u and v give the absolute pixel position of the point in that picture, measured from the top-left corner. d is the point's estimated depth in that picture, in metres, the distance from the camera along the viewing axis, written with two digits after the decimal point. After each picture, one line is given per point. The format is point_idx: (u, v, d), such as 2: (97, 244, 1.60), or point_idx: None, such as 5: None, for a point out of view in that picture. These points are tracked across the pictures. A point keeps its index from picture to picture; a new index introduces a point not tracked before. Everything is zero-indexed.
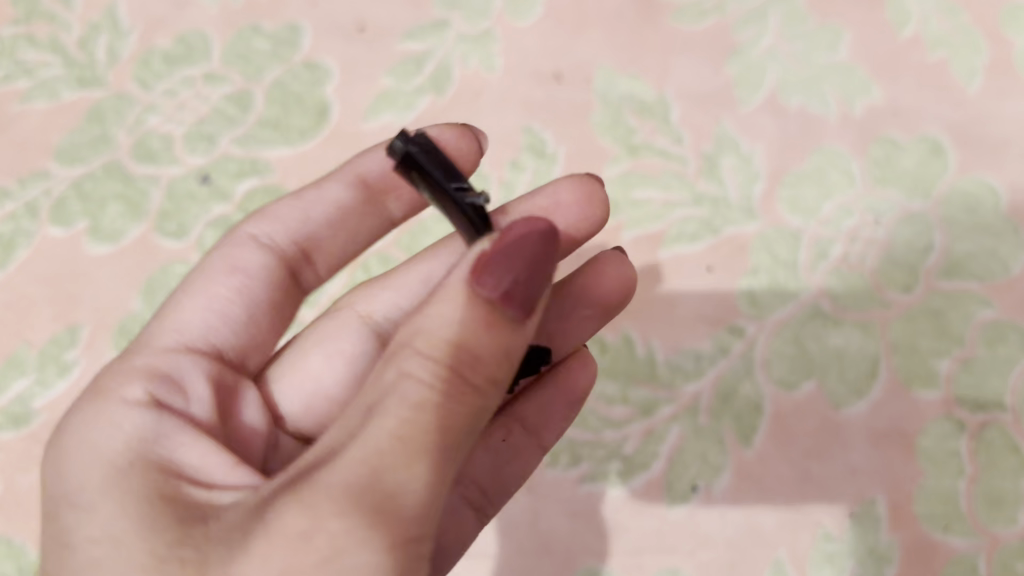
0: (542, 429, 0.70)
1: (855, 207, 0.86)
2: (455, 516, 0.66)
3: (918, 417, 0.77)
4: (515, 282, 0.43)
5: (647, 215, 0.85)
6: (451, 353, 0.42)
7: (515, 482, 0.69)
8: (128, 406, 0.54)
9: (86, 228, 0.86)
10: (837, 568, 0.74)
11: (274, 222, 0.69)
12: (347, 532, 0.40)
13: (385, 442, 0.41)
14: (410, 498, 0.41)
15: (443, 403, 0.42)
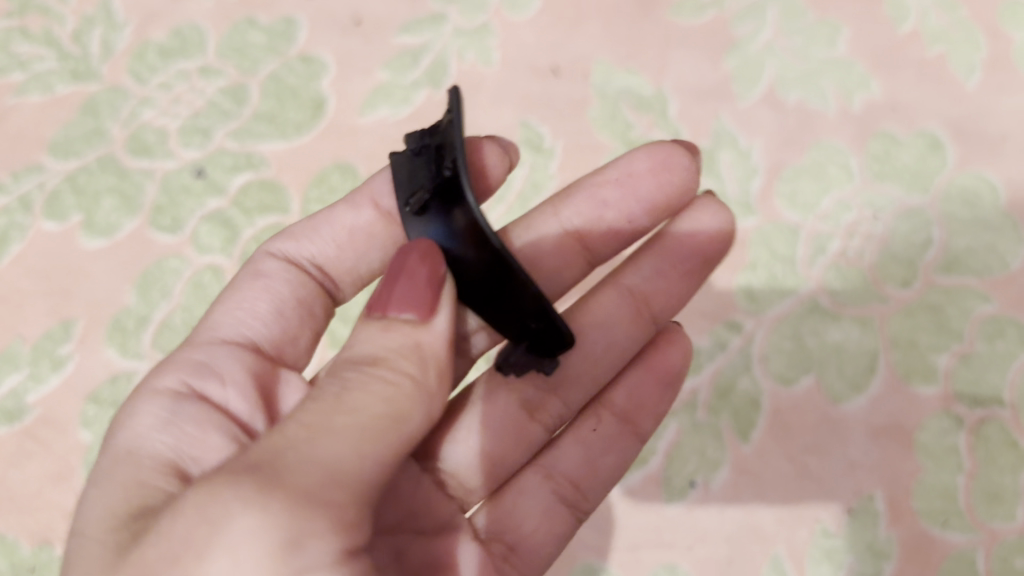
0: (636, 417, 0.69)
1: (853, 202, 0.85)
2: (548, 512, 0.66)
3: (918, 412, 0.77)
4: (396, 296, 0.48)
5: None
6: (357, 359, 0.46)
7: (611, 474, 0.68)
8: (159, 396, 0.53)
9: (81, 221, 0.85)
10: (835, 564, 0.73)
11: (307, 235, 0.65)
12: (233, 497, 0.38)
13: (292, 426, 0.42)
14: (307, 463, 0.40)
15: (348, 391, 0.44)
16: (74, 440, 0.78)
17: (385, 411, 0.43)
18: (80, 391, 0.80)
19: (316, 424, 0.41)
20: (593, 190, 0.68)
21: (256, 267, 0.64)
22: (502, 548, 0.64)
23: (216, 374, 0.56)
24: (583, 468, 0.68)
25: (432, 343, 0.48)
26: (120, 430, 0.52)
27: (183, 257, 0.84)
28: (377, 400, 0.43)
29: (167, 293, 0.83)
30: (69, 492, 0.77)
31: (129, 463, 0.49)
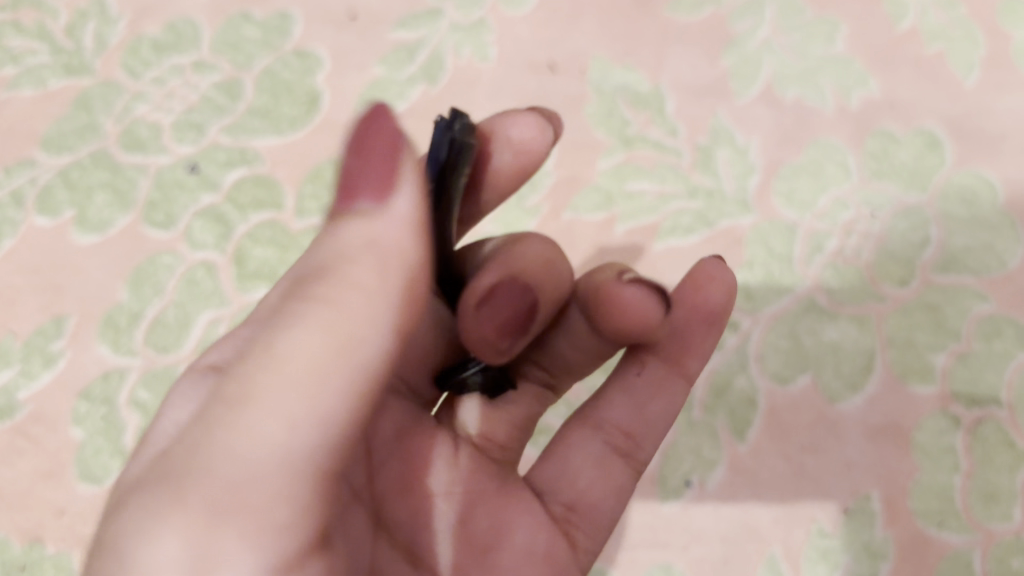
0: (682, 358, 0.64)
1: (850, 200, 0.85)
2: (602, 465, 0.62)
3: (914, 412, 0.77)
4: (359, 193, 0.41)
5: (641, 207, 0.84)
6: (295, 294, 0.42)
7: (664, 419, 0.64)
8: None
9: (74, 217, 0.85)
10: (831, 564, 0.73)
11: None
12: (151, 505, 0.38)
13: (219, 401, 0.40)
14: (225, 454, 0.38)
15: (274, 348, 0.40)
16: (65, 437, 0.78)
17: (317, 356, 0.39)
18: (71, 389, 0.79)
19: (241, 398, 0.39)
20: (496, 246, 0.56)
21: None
22: (561, 508, 0.60)
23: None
24: (633, 415, 0.63)
25: (388, 231, 0.41)
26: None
27: (176, 253, 0.84)
28: (303, 348, 0.39)
29: (160, 290, 0.82)
30: (60, 491, 0.76)
31: (138, 440, 0.50)
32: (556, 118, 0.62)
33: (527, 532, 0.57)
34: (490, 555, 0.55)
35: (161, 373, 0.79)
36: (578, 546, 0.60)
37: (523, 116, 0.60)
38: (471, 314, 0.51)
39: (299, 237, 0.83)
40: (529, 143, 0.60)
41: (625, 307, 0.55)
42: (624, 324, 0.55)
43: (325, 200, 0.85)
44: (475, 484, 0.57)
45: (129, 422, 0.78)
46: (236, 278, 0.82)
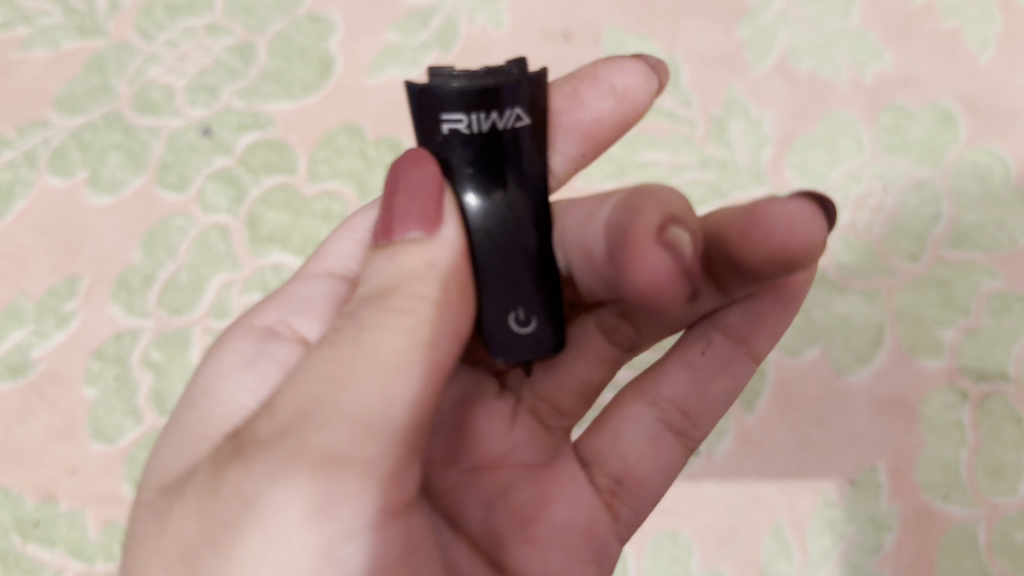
0: (751, 337, 0.60)
1: (863, 174, 0.85)
2: (654, 442, 0.62)
3: (921, 386, 0.77)
4: (412, 217, 0.47)
5: (654, 178, 0.84)
6: (374, 293, 0.45)
7: (722, 398, 0.62)
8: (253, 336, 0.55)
9: (87, 177, 0.85)
10: (836, 535, 0.73)
11: None
12: (266, 474, 0.40)
13: (314, 377, 0.42)
14: (329, 434, 0.40)
15: (367, 335, 0.43)
16: (78, 396, 0.78)
17: (409, 342, 0.43)
18: (84, 348, 0.79)
19: (339, 375, 0.42)
20: (630, 202, 0.52)
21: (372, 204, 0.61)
22: (607, 480, 0.61)
23: (309, 310, 0.56)
24: (691, 393, 0.62)
25: (445, 256, 0.47)
26: (212, 367, 0.54)
27: (189, 215, 0.84)
28: (395, 336, 0.43)
29: (173, 252, 0.83)
30: (73, 449, 0.77)
31: (213, 410, 0.50)
32: (659, 67, 0.61)
33: (566, 507, 0.58)
34: (529, 527, 0.56)
35: (173, 334, 0.80)
36: (619, 522, 0.61)
37: (629, 66, 0.60)
38: (643, 253, 0.46)
39: (313, 202, 0.84)
40: (632, 92, 0.60)
41: (783, 226, 0.47)
42: (779, 248, 0.47)
43: (337, 165, 0.85)
44: (520, 457, 0.58)
45: (142, 382, 0.78)
46: (249, 242, 0.82)
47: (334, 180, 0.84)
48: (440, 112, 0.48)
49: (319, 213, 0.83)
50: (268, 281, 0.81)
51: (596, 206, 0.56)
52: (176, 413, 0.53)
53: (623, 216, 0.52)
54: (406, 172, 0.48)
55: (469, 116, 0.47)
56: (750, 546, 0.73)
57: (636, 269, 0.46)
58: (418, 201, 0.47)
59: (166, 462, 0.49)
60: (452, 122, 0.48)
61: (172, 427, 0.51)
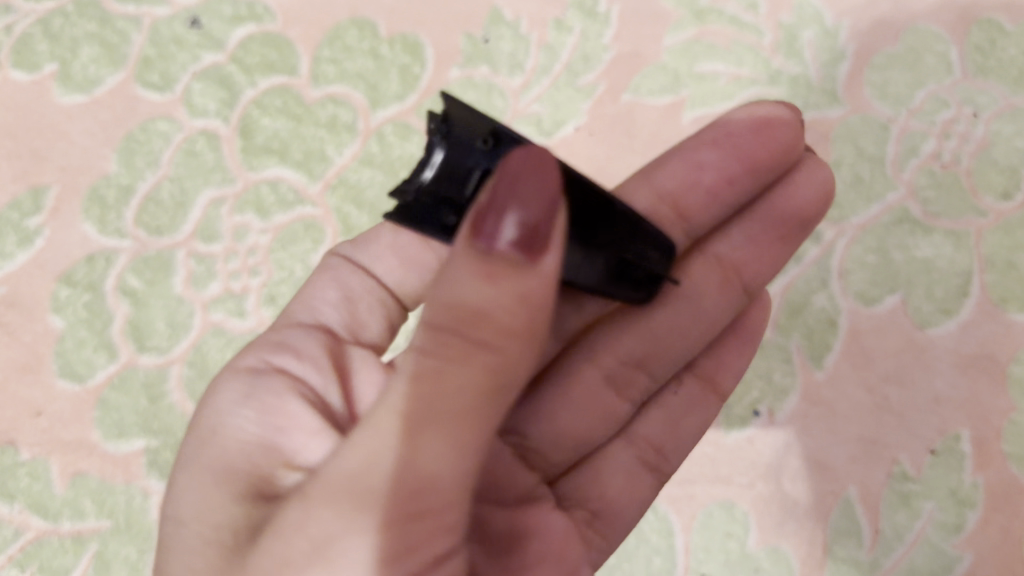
0: (716, 377, 0.60)
1: (951, 97, 0.71)
2: (630, 476, 0.56)
3: (1013, 343, 0.66)
4: (512, 226, 0.34)
5: (713, 92, 0.72)
6: (455, 315, 0.35)
7: (694, 436, 0.59)
8: (238, 375, 0.46)
9: (56, 72, 0.73)
10: (913, 512, 0.64)
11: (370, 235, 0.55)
12: (336, 517, 0.34)
13: (390, 417, 0.35)
14: (407, 474, 0.34)
15: (447, 369, 0.35)
16: (44, 325, 0.68)
17: (489, 384, 0.35)
18: (51, 272, 0.69)
19: (416, 417, 0.35)
20: (690, 152, 0.56)
21: (324, 263, 0.55)
22: (585, 515, 0.54)
23: (294, 349, 0.48)
24: (664, 432, 0.58)
25: (541, 292, 0.36)
26: (205, 417, 0.45)
27: (174, 120, 0.72)
28: (475, 374, 0.35)
29: (154, 162, 0.71)
30: (38, 388, 0.67)
31: (214, 450, 0.42)
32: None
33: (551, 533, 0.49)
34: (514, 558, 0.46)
35: (154, 258, 0.69)
36: (593, 549, 0.53)
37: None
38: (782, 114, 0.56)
39: (316, 109, 0.72)
40: None
41: (822, 169, 0.58)
42: (823, 183, 0.58)
43: (345, 65, 0.73)
44: (523, 483, 0.51)
45: (117, 312, 0.68)
46: (241, 152, 0.71)
47: (342, 83, 0.73)
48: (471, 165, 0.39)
49: (324, 121, 0.72)
50: (263, 199, 0.70)
51: (639, 187, 0.56)
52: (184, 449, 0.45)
53: (711, 134, 0.57)
54: (509, 170, 0.35)
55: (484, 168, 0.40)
56: (814, 520, 0.65)
57: (773, 130, 0.56)
58: (532, 207, 0.35)
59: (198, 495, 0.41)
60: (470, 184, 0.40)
61: (187, 463, 0.43)
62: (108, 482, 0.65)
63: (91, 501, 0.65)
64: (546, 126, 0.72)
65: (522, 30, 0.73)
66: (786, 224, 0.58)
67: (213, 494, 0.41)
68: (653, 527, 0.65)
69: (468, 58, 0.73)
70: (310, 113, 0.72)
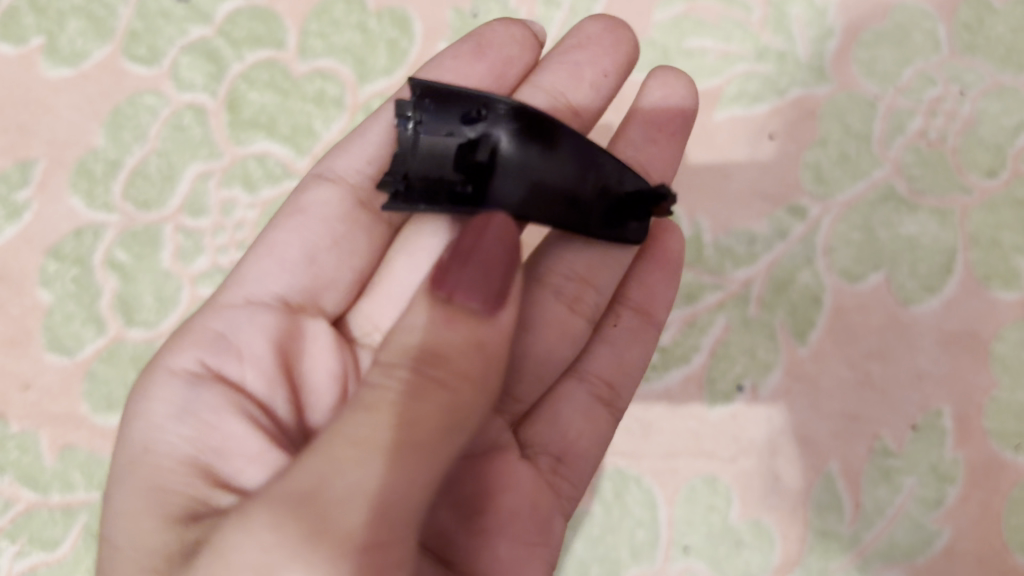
0: (652, 304, 0.58)
1: (938, 75, 0.71)
2: (588, 414, 0.55)
3: (995, 320, 0.67)
4: (474, 289, 0.36)
5: (702, 69, 0.72)
6: (419, 353, 0.35)
7: (641, 368, 0.58)
8: (174, 378, 0.44)
9: (42, 46, 0.73)
10: (893, 486, 0.65)
11: (348, 157, 0.55)
12: (275, 547, 0.32)
13: (340, 444, 0.33)
14: (355, 504, 0.32)
15: (409, 396, 0.34)
16: (32, 300, 0.69)
17: (445, 420, 0.34)
18: (39, 246, 0.69)
19: (369, 443, 0.33)
20: (561, 58, 0.59)
21: (300, 201, 0.53)
22: (550, 459, 0.52)
23: (235, 344, 0.46)
24: (614, 366, 0.56)
25: (496, 343, 0.37)
26: (136, 424, 0.43)
27: (161, 93, 0.72)
28: (429, 408, 0.34)
29: (141, 135, 0.71)
30: (27, 362, 0.68)
31: (146, 472, 0.41)
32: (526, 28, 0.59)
33: (515, 495, 0.47)
34: (480, 519, 0.45)
35: (142, 232, 0.70)
36: (565, 500, 0.52)
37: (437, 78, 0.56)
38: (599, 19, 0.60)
39: (303, 83, 0.72)
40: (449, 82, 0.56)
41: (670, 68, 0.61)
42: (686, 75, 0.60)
43: (333, 39, 0.73)
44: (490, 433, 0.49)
45: (105, 287, 0.68)
46: (228, 127, 0.71)
47: (330, 57, 0.72)
48: (453, 104, 0.49)
49: (311, 95, 0.72)
50: (250, 173, 0.70)
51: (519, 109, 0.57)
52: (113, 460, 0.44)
53: (572, 41, 0.60)
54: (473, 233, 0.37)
55: (471, 114, 0.49)
56: (796, 494, 0.65)
57: (625, 30, 0.60)
58: (497, 270, 0.36)
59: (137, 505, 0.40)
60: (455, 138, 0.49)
61: (118, 477, 0.42)
62: (97, 454, 0.66)
63: (80, 474, 0.65)
64: None
65: (511, 6, 0.73)
66: (678, 118, 0.59)
67: (148, 513, 0.39)
68: (636, 499, 0.66)
69: (456, 32, 0.73)
70: (297, 87, 0.72)
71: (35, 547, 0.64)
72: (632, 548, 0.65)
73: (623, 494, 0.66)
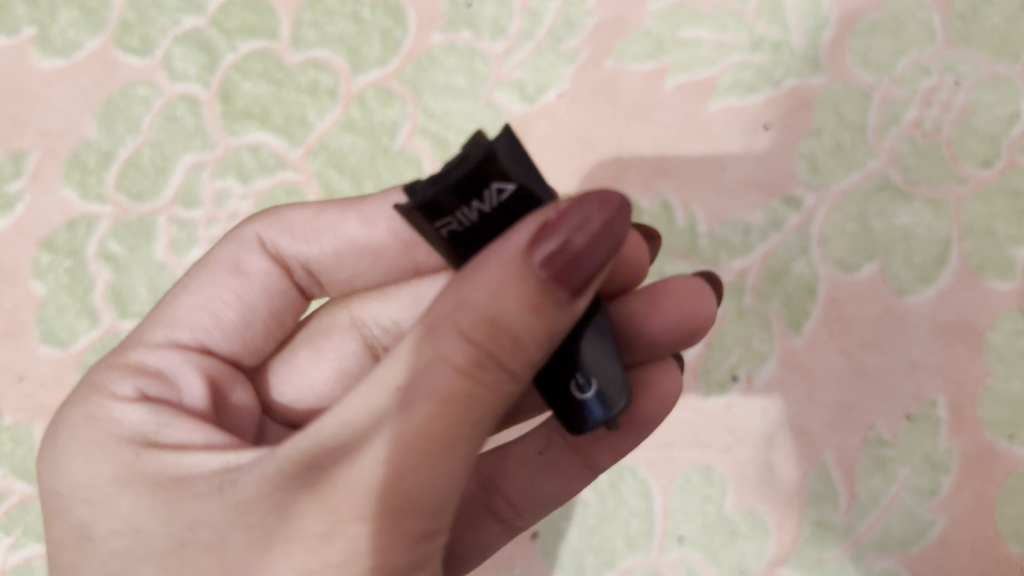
0: (590, 451, 0.52)
1: (933, 65, 0.71)
2: (472, 520, 0.53)
3: (989, 311, 0.67)
4: (575, 267, 0.32)
5: (696, 59, 0.71)
6: (495, 336, 0.33)
7: (557, 499, 0.54)
8: (135, 407, 0.44)
9: (35, 36, 0.73)
10: (888, 476, 0.65)
11: (287, 230, 0.52)
12: (363, 533, 0.34)
13: (416, 436, 0.33)
14: (431, 492, 0.34)
15: (478, 392, 0.34)
16: (26, 292, 0.69)
17: (501, 404, 0.35)
18: (32, 237, 0.69)
19: (445, 440, 0.34)
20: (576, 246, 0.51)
21: (240, 260, 0.52)
22: None
23: (173, 380, 0.47)
24: (521, 487, 0.53)
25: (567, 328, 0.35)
26: (104, 439, 0.43)
27: (153, 84, 0.72)
28: (494, 397, 0.35)
29: (134, 127, 0.71)
30: (21, 354, 0.68)
31: (127, 486, 0.40)
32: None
33: None
34: None
35: (135, 224, 0.69)
36: None
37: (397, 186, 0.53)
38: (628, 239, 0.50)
39: (296, 74, 0.72)
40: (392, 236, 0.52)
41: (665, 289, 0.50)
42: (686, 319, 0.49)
43: (326, 30, 0.73)
44: None
45: (99, 279, 0.68)
46: (221, 117, 0.71)
47: (324, 48, 0.72)
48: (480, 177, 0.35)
49: (305, 86, 0.72)
50: (244, 164, 0.70)
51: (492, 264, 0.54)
52: (78, 472, 0.42)
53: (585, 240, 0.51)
54: (589, 206, 0.33)
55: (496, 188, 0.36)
56: (790, 484, 0.66)
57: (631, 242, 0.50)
58: (603, 246, 0.33)
59: (131, 508, 0.39)
60: (500, 183, 0.35)
61: (88, 492, 0.41)
62: None
63: None
64: (529, 93, 0.72)
65: None
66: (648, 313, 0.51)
67: (146, 503, 0.39)
68: (631, 490, 0.67)
69: (450, 23, 0.73)
70: (290, 78, 0.72)
71: (30, 539, 0.65)
72: (627, 538, 0.66)
73: (618, 484, 0.67)
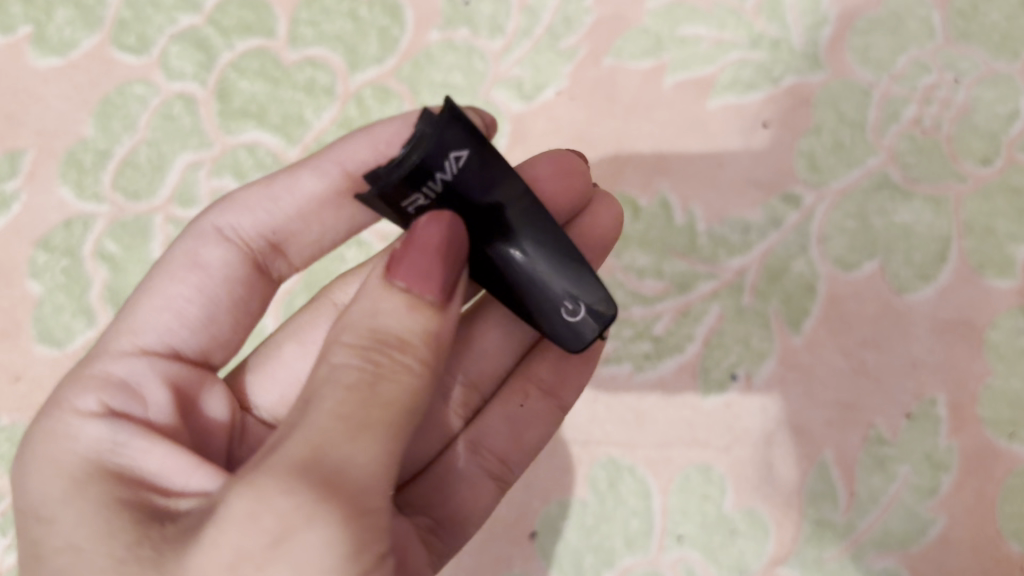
0: (560, 389, 0.56)
1: (933, 62, 0.70)
2: (470, 482, 0.54)
3: (989, 309, 0.67)
4: (431, 272, 0.40)
5: (695, 57, 0.71)
6: (377, 336, 0.39)
7: (538, 448, 0.56)
8: (92, 420, 0.44)
9: (31, 34, 0.72)
10: (888, 475, 0.65)
11: (243, 210, 0.52)
12: (294, 510, 0.34)
13: (326, 416, 0.36)
14: (354, 469, 0.35)
15: (380, 380, 0.37)
16: (22, 291, 0.69)
17: (411, 399, 0.38)
18: (28, 236, 0.69)
19: (356, 418, 0.36)
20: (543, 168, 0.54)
21: (197, 251, 0.52)
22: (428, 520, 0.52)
23: (137, 391, 0.46)
24: (506, 441, 0.55)
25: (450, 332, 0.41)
26: (60, 454, 0.42)
27: (150, 83, 0.71)
28: (399, 388, 0.38)
29: (130, 125, 0.71)
30: (17, 354, 0.68)
31: (76, 503, 0.40)
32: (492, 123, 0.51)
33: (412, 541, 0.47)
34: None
35: (131, 223, 0.69)
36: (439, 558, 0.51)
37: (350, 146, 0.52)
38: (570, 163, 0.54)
39: (293, 71, 0.71)
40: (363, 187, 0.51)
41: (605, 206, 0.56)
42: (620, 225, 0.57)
43: (323, 27, 0.72)
44: None
45: (95, 278, 0.68)
46: (218, 116, 0.71)
47: (321, 46, 0.72)
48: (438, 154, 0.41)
49: (301, 84, 0.71)
50: (241, 163, 0.70)
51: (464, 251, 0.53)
52: (36, 487, 0.42)
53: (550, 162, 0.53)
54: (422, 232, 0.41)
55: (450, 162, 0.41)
56: (789, 483, 0.65)
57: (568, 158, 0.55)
58: (452, 256, 0.41)
59: (76, 524, 0.39)
60: (457, 150, 0.41)
61: (40, 507, 0.41)
62: None
63: None
64: (526, 91, 0.71)
65: None
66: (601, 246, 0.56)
67: (89, 518, 0.39)
68: (631, 489, 0.66)
69: (447, 20, 0.72)
70: (286, 75, 0.71)
71: None
72: (626, 537, 0.66)
73: (617, 484, 0.67)
